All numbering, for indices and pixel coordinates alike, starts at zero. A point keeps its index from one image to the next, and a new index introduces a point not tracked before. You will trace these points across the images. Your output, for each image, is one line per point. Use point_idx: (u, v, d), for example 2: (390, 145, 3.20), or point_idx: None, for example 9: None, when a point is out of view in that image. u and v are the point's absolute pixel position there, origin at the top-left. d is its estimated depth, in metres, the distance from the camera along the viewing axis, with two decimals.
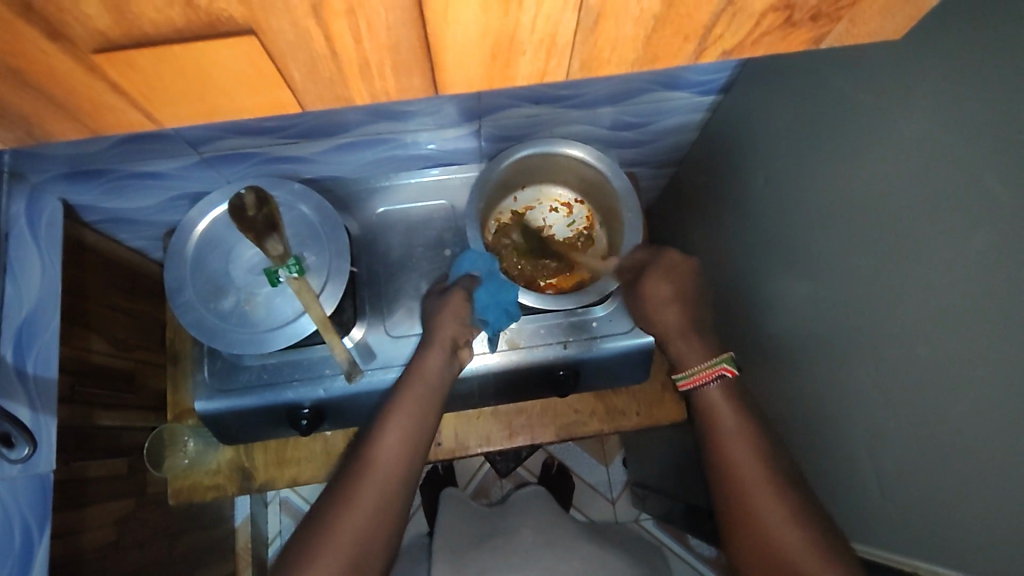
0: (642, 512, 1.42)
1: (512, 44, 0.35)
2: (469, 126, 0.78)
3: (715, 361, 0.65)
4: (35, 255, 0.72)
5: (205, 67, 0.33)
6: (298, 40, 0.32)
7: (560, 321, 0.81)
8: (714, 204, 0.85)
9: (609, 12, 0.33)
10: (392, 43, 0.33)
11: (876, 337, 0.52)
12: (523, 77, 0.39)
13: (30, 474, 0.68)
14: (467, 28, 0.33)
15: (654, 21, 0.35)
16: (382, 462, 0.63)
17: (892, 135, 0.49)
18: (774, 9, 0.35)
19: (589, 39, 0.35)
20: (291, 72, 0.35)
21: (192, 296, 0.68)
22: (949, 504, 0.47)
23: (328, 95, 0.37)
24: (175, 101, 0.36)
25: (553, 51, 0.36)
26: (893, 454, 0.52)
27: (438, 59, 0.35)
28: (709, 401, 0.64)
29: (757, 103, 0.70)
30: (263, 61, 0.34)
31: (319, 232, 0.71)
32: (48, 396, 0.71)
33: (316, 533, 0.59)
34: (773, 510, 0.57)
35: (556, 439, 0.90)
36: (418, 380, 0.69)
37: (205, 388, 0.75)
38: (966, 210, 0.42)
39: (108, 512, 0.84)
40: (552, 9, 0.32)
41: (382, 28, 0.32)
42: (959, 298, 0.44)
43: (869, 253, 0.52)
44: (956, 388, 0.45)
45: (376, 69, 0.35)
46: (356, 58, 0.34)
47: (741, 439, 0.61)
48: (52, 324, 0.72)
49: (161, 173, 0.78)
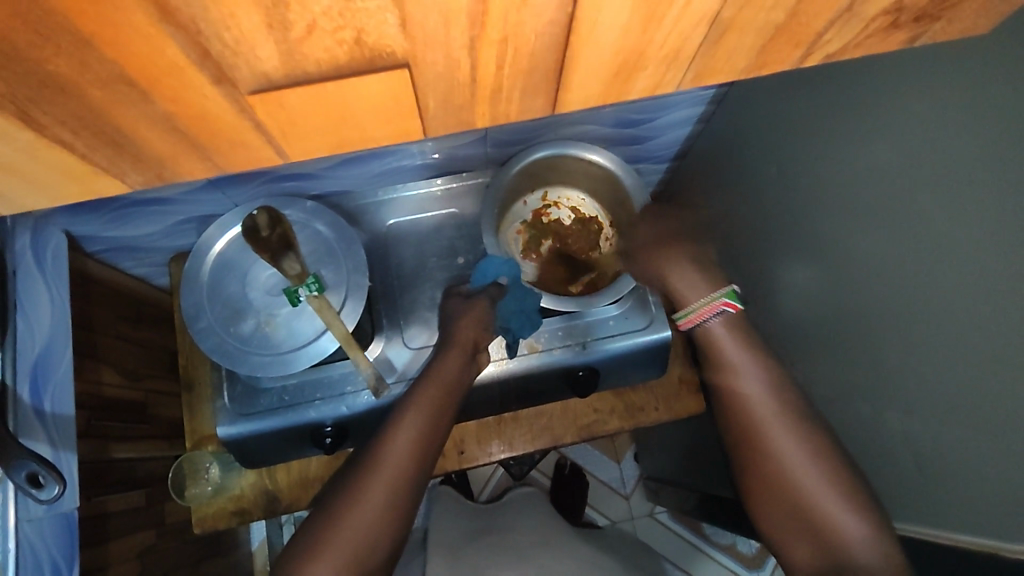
0: (657, 506, 1.43)
1: (634, 63, 0.36)
2: (475, 134, 0.78)
3: (716, 295, 0.68)
4: (43, 289, 0.71)
5: (349, 99, 0.35)
6: (445, 70, 0.34)
7: (577, 322, 0.81)
8: (721, 198, 0.86)
9: (737, 25, 0.35)
10: (529, 67, 0.35)
11: (900, 319, 0.53)
12: (636, 91, 0.40)
13: (55, 514, 0.66)
14: (603, 48, 0.34)
15: (773, 32, 0.36)
16: (391, 458, 0.63)
17: (903, 121, 0.50)
18: (886, 13, 0.36)
19: (710, 52, 0.37)
20: (426, 101, 0.36)
21: (211, 321, 0.67)
22: (984, 478, 0.48)
23: (452, 120, 0.39)
24: (309, 134, 0.37)
25: (673, 64, 0.37)
26: (925, 434, 0.53)
27: (567, 79, 0.37)
28: (712, 339, 0.68)
29: (760, 95, 0.71)
30: (405, 91, 0.35)
31: (335, 249, 0.70)
32: (67, 433, 0.70)
33: (323, 530, 0.60)
34: (792, 446, 0.61)
35: (577, 439, 0.90)
36: (434, 381, 0.68)
37: (226, 414, 0.74)
38: (981, 189, 0.44)
39: (129, 545, 0.83)
40: (687, 23, 0.34)
41: (527, 53, 0.34)
42: (982, 278, 0.45)
43: (884, 239, 0.53)
44: (984, 365, 0.46)
45: (505, 92, 0.37)
46: (494, 82, 0.36)
47: (754, 375, 0.65)
48: (65, 360, 0.71)
49: (165, 198, 0.77)
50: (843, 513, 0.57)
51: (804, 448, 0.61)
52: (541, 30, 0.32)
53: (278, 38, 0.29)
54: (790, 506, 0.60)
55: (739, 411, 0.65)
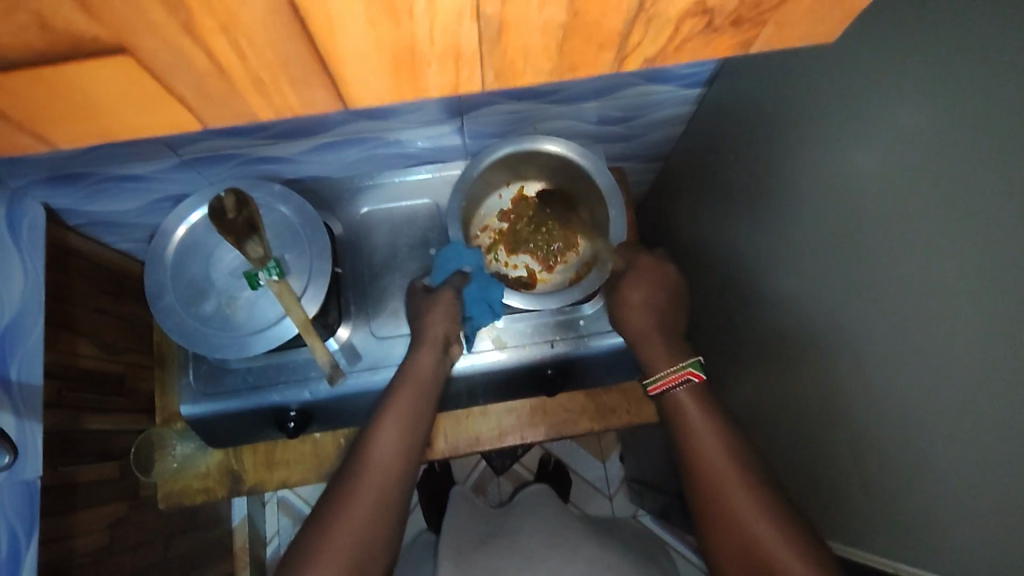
0: (639, 509, 1.42)
1: (416, 54, 0.33)
2: (452, 124, 0.77)
3: (681, 366, 0.63)
4: (17, 260, 0.72)
5: (78, 86, 0.31)
6: (178, 59, 0.30)
7: (547, 319, 0.80)
8: (703, 200, 0.83)
9: (511, 23, 0.31)
10: (282, 60, 0.32)
11: (861, 334, 0.51)
12: (435, 88, 0.36)
13: (16, 482, 0.68)
14: (359, 39, 0.31)
15: (561, 30, 0.32)
16: (377, 466, 0.62)
17: (872, 131, 0.48)
18: (690, 14, 0.32)
19: (496, 49, 0.33)
20: (179, 89, 0.32)
21: (173, 300, 0.67)
22: (930, 504, 0.47)
23: (228, 112, 0.36)
24: (61, 118, 0.33)
25: (461, 62, 0.34)
26: (879, 457, 0.51)
27: (340, 74, 0.33)
28: (673, 400, 0.63)
29: (742, 96, 0.69)
30: (146, 81, 0.32)
31: (300, 234, 0.70)
32: (33, 404, 0.71)
33: (315, 541, 0.57)
34: (740, 492, 0.56)
35: (546, 438, 0.89)
36: (408, 379, 0.68)
37: (190, 392, 0.75)
38: (945, 201, 0.42)
39: (98, 516, 0.84)
40: (448, 19, 0.30)
41: (264, 44, 0.30)
42: (942, 299, 0.43)
43: (853, 250, 0.52)
44: (939, 389, 0.44)
45: (272, 83, 0.33)
46: (248, 75, 0.32)
47: (704, 428, 0.60)
48: (35, 331, 0.72)
49: (142, 175, 0.77)
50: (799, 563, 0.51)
51: (753, 498, 0.55)
52: (263, 19, 0.29)
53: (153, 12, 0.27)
54: (744, 557, 0.54)
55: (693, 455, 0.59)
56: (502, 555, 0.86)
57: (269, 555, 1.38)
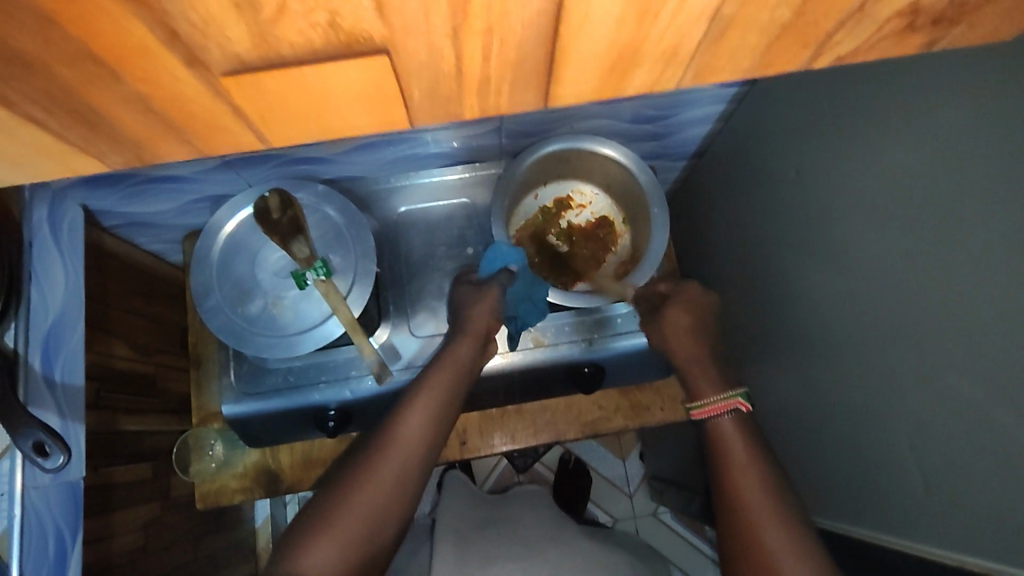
0: (660, 506, 1.42)
1: (633, 53, 0.33)
2: (490, 124, 0.77)
3: (728, 394, 0.64)
4: (58, 261, 0.72)
5: (330, 85, 0.31)
6: (428, 60, 0.31)
7: (584, 318, 0.81)
8: (736, 199, 0.83)
9: (739, 22, 0.31)
10: (517, 59, 0.32)
11: (908, 333, 0.51)
12: (634, 87, 0.36)
13: (61, 483, 0.67)
14: (596, 40, 0.31)
15: (777, 31, 0.33)
16: (402, 440, 0.62)
17: (920, 131, 0.49)
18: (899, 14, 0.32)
19: (711, 49, 0.33)
20: (411, 91, 0.33)
21: (219, 300, 0.68)
22: (978, 501, 0.47)
23: (440, 111, 0.36)
24: (291, 118, 0.34)
25: (672, 62, 0.34)
26: (922, 455, 0.52)
27: (558, 73, 0.33)
28: (721, 433, 0.63)
29: (780, 95, 0.69)
30: (387, 81, 0.32)
31: (343, 234, 0.70)
32: (76, 404, 0.70)
33: (330, 506, 0.58)
34: (788, 533, 0.55)
35: (580, 436, 0.90)
36: (446, 366, 0.68)
37: (232, 392, 0.75)
38: (993, 199, 0.42)
39: (135, 516, 0.84)
40: (687, 19, 0.30)
41: (513, 45, 0.30)
42: (992, 301, 0.43)
43: (895, 249, 0.52)
44: (991, 391, 0.44)
45: (495, 84, 0.34)
46: (480, 73, 0.33)
47: (755, 470, 0.59)
48: (77, 330, 0.71)
49: (181, 176, 0.77)
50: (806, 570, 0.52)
51: (782, 520, 0.55)
52: (530, 21, 0.29)
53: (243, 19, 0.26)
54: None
55: (720, 459, 0.61)
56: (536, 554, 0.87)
57: None
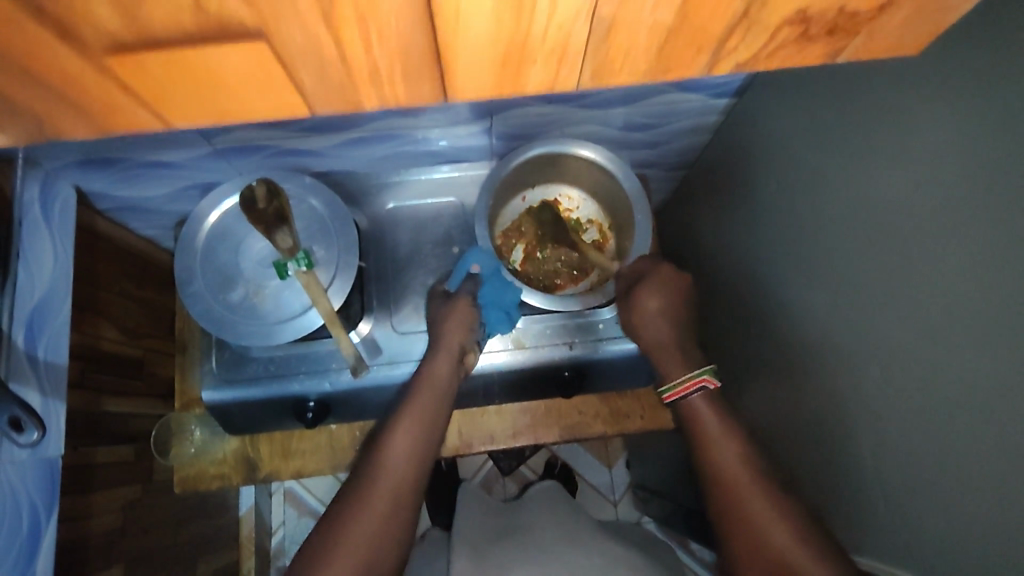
0: (644, 515, 1.42)
1: (525, 42, 0.35)
2: (481, 125, 0.77)
3: (696, 371, 0.64)
4: (48, 241, 0.73)
5: (213, 68, 0.34)
6: (307, 44, 0.33)
7: (567, 321, 0.80)
8: (723, 208, 0.83)
9: (622, 25, 0.34)
10: (403, 49, 0.34)
11: (878, 352, 0.51)
12: (534, 85, 0.39)
13: (39, 459, 0.69)
14: (479, 34, 0.34)
15: (668, 34, 0.35)
16: (390, 467, 0.62)
17: (899, 147, 0.49)
18: (789, 23, 0.36)
19: (603, 47, 0.36)
20: (298, 75, 0.35)
21: (201, 286, 0.68)
22: (941, 521, 0.47)
23: (336, 98, 0.38)
24: (183, 101, 0.37)
25: (565, 60, 0.37)
26: (892, 473, 0.51)
27: (449, 65, 0.36)
28: (696, 413, 0.63)
29: (767, 106, 0.69)
30: (272, 65, 0.34)
31: (328, 227, 0.71)
32: (58, 383, 0.71)
33: (325, 541, 0.58)
34: (770, 523, 0.55)
35: (559, 439, 0.90)
36: (425, 384, 0.68)
37: (212, 378, 0.76)
38: (967, 217, 0.42)
39: (114, 497, 0.85)
40: (565, 18, 0.33)
41: (393, 34, 0.33)
42: (963, 321, 0.43)
43: (873, 265, 0.52)
44: (959, 411, 0.44)
45: (385, 74, 0.36)
46: (366, 62, 0.35)
47: (732, 450, 0.60)
48: (64, 310, 0.73)
49: (173, 163, 0.78)
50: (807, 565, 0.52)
51: (777, 512, 0.55)
52: (402, 26, 0.32)
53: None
54: None
55: (703, 454, 0.61)
56: (508, 544, 0.86)
57: (274, 545, 1.39)
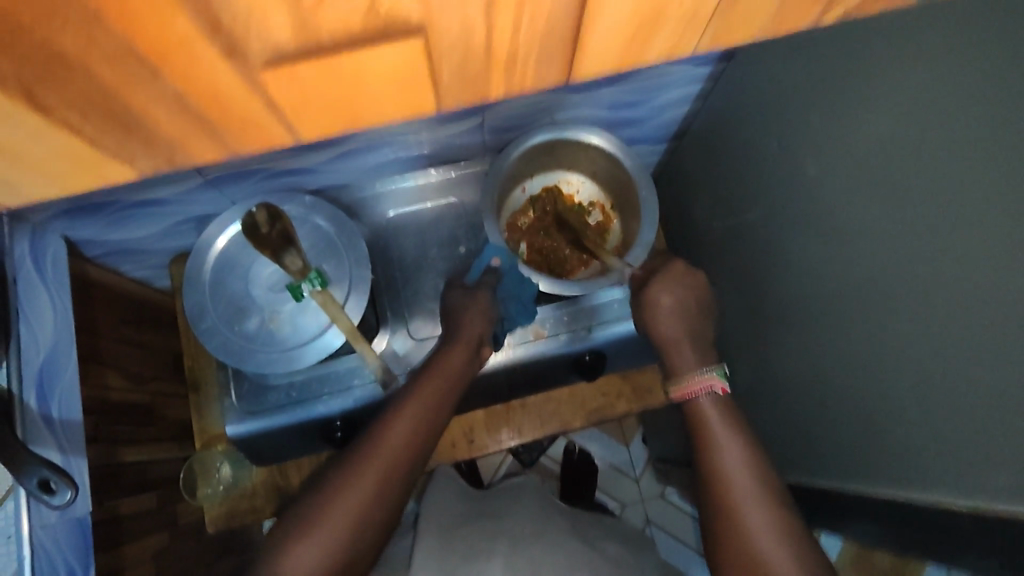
0: (667, 487, 1.44)
1: (632, 66, 0.36)
2: (472, 121, 0.76)
3: (705, 374, 0.65)
4: (45, 296, 0.71)
5: (360, 79, 0.30)
6: (461, 35, 0.29)
7: (582, 306, 0.80)
8: (719, 174, 0.84)
9: None
10: (546, 28, 0.30)
11: (891, 295, 0.53)
12: (652, 54, 0.35)
13: (68, 519, 0.66)
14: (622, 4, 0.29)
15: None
16: (389, 447, 0.62)
17: (889, 92, 0.50)
18: None
19: (726, 13, 0.32)
20: (439, 73, 0.31)
21: (215, 320, 0.67)
22: (963, 452, 0.48)
23: (465, 94, 0.34)
24: (316, 116, 0.32)
25: (691, 24, 0.33)
26: (913, 411, 0.53)
27: (582, 43, 0.32)
28: (701, 413, 0.64)
29: (757, 64, 0.70)
30: (418, 65, 0.30)
31: (336, 244, 0.70)
32: (77, 439, 0.69)
33: (308, 513, 0.58)
34: (767, 530, 0.55)
35: (587, 424, 0.90)
36: (437, 372, 0.69)
37: (235, 412, 0.75)
38: (965, 151, 0.44)
39: (145, 547, 0.83)
40: None
41: (545, 13, 0.29)
42: (968, 257, 0.45)
43: (876, 209, 0.53)
44: (973, 341, 0.45)
45: (520, 61, 0.32)
46: (507, 49, 0.31)
47: (735, 452, 0.60)
48: (71, 364, 0.71)
49: (164, 199, 0.76)
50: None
51: (772, 520, 0.56)
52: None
53: (287, 3, 0.24)
54: None
55: (705, 447, 0.62)
56: (544, 528, 0.86)
57: None
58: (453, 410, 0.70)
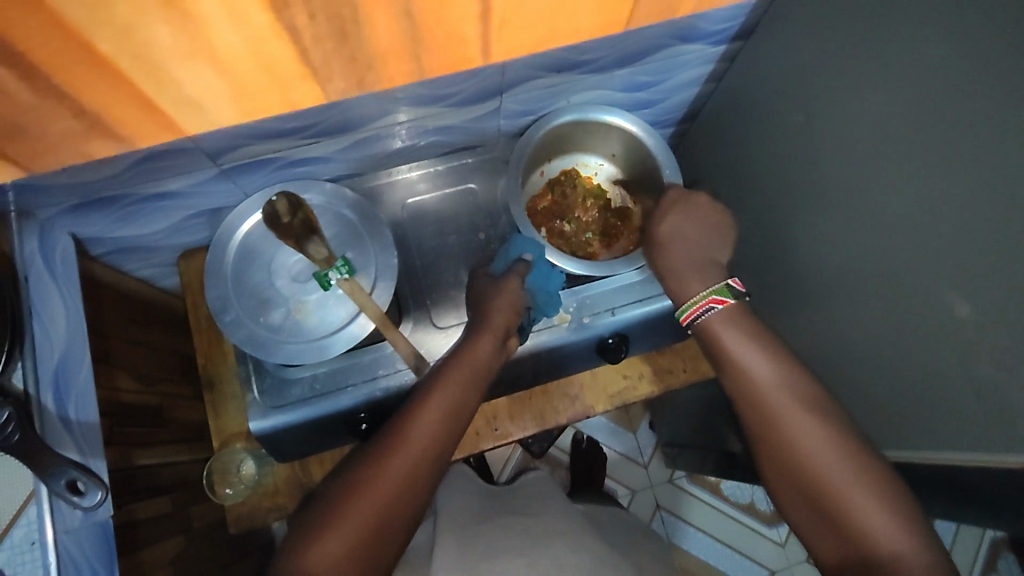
0: (676, 471, 1.44)
1: None
2: (491, 106, 0.76)
3: (706, 293, 0.67)
4: (56, 293, 0.68)
5: None
6: None
7: (606, 288, 0.80)
8: (733, 154, 0.85)
9: None
10: None
11: (921, 261, 0.53)
12: None
13: (91, 523, 0.63)
14: None
15: None
16: (415, 440, 0.62)
17: (919, 60, 0.51)
18: None
19: None
20: None
21: (238, 312, 0.65)
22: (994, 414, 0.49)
23: None
24: None
25: None
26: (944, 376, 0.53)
27: None
28: (716, 331, 0.65)
29: (775, 40, 0.70)
30: None
31: (360, 233, 0.69)
32: (95, 441, 0.66)
33: (335, 507, 0.57)
34: (813, 444, 0.56)
35: (610, 407, 0.90)
36: (463, 363, 0.68)
37: (257, 408, 0.72)
38: (1004, 113, 0.44)
39: (163, 551, 0.80)
40: None
41: None
42: (1003, 217, 0.45)
43: (904, 177, 0.54)
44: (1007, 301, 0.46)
45: None
46: None
47: (760, 368, 0.61)
48: (85, 364, 0.68)
49: (176, 192, 0.74)
50: (851, 481, 0.53)
51: (816, 430, 0.57)
52: None
53: None
54: (821, 515, 0.54)
55: (731, 374, 0.63)
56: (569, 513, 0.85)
57: None
58: (479, 400, 0.69)
